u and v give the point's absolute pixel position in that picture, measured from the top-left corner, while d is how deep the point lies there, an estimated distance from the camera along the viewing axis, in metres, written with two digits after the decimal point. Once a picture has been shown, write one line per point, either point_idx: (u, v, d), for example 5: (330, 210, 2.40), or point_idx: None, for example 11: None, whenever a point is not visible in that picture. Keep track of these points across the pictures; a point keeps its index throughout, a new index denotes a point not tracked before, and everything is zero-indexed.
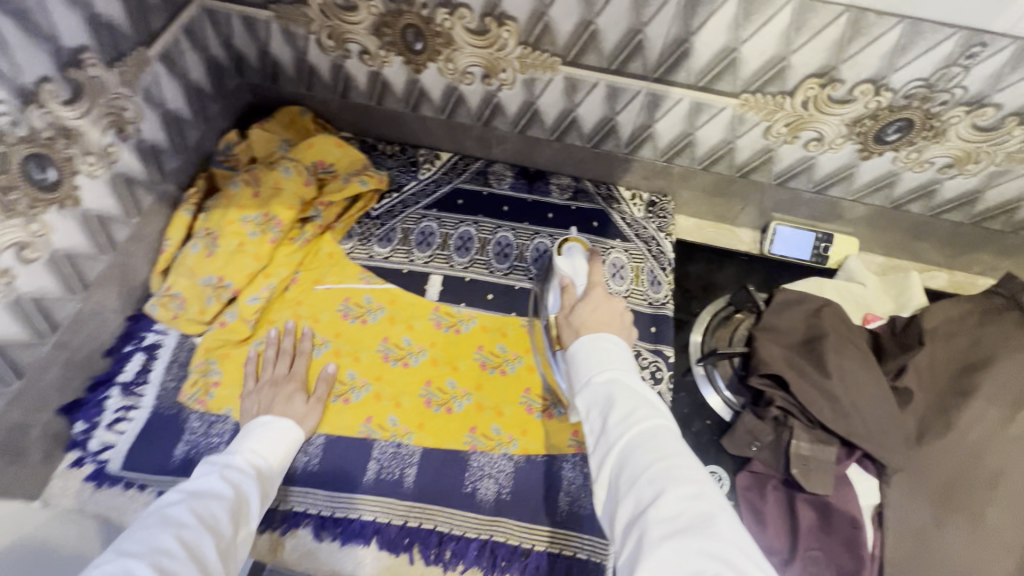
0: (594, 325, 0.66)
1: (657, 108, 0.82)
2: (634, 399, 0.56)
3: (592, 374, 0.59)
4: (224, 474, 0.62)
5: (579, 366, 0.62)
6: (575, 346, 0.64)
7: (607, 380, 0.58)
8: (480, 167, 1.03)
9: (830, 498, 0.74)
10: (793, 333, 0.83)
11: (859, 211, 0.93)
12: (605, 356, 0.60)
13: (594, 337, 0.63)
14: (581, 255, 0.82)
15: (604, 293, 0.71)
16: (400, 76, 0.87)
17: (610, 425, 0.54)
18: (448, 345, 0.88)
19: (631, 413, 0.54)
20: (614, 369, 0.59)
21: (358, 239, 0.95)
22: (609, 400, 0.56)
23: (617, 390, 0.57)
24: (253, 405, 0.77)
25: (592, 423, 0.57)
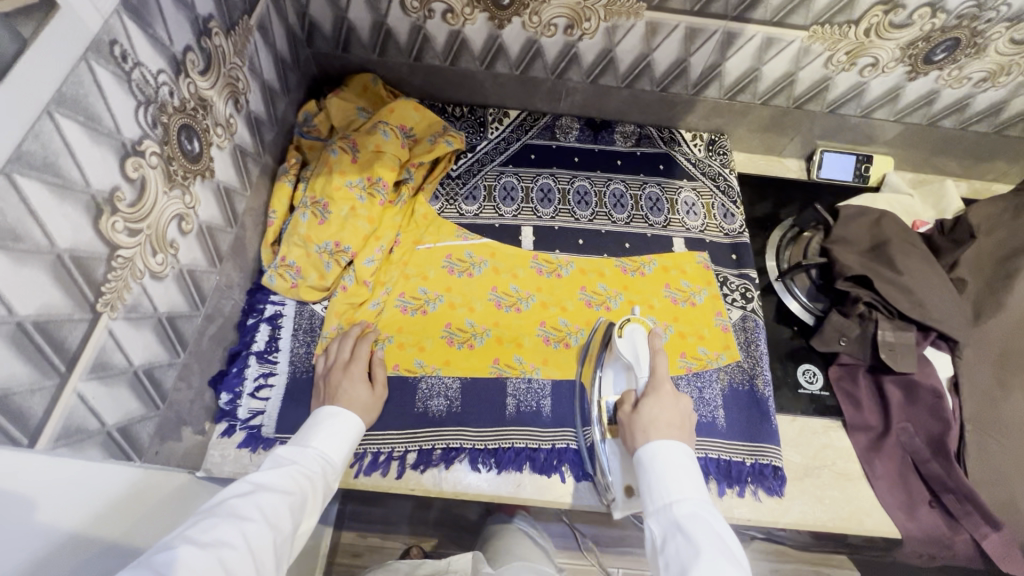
0: (660, 429, 0.66)
1: (730, 46, 0.89)
2: (720, 547, 0.54)
3: (671, 499, 0.60)
4: (296, 471, 0.63)
5: (654, 484, 0.62)
6: (644, 452, 0.65)
7: (687, 516, 0.58)
8: (547, 122, 1.07)
9: (914, 375, 0.83)
10: (861, 242, 0.93)
11: (895, 130, 1.04)
12: (688, 479, 0.61)
13: (668, 445, 0.64)
14: (644, 342, 0.74)
15: (675, 397, 0.69)
16: (482, 33, 0.90)
17: (694, 572, 0.52)
18: (554, 289, 0.93)
19: (719, 564, 0.52)
20: (695, 491, 0.61)
21: (446, 199, 0.98)
22: (692, 543, 0.55)
23: (695, 524, 0.57)
24: (320, 392, 0.76)
25: (666, 557, 0.56)
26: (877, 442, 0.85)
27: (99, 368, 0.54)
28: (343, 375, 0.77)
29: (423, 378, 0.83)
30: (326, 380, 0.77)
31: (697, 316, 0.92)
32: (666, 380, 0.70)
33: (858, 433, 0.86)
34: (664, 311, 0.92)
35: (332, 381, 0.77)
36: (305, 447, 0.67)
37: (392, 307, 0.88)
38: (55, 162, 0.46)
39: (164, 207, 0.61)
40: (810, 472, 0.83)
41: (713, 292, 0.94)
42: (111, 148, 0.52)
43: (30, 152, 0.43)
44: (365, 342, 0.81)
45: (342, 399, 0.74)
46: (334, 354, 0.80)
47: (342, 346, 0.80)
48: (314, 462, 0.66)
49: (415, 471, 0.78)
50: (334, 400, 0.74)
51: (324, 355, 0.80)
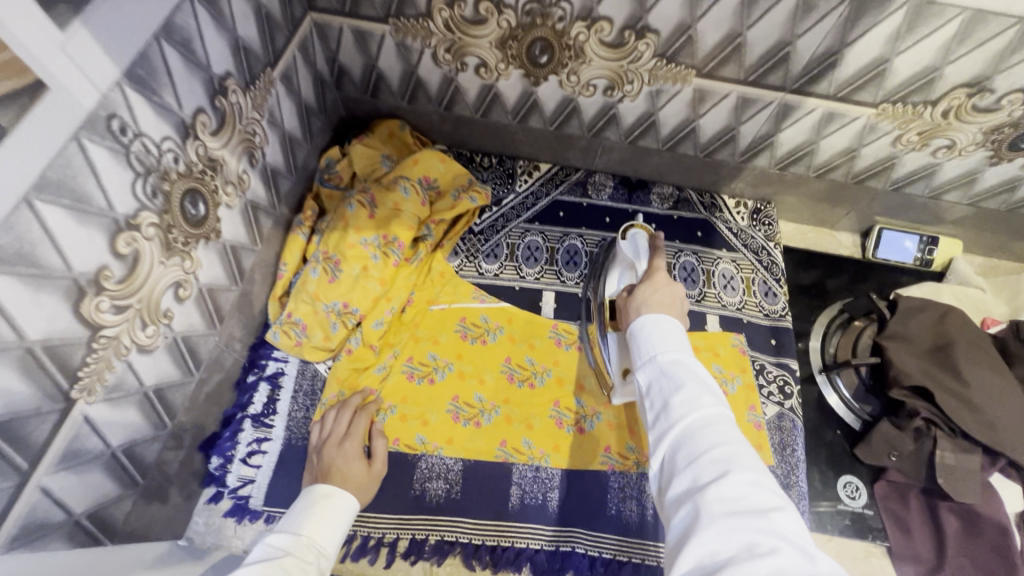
0: (655, 306, 0.65)
1: (785, 118, 0.81)
2: (698, 383, 0.52)
3: (658, 352, 0.58)
4: (285, 563, 0.55)
5: (641, 342, 0.60)
6: (637, 325, 0.63)
7: (672, 360, 0.56)
8: (579, 177, 1.01)
9: (976, 506, 0.74)
10: (921, 341, 0.83)
11: (968, 213, 0.94)
12: (672, 336, 0.59)
13: (658, 318, 0.62)
14: (645, 241, 0.78)
15: (668, 280, 0.69)
16: (515, 88, 0.85)
17: (672, 403, 0.51)
18: (572, 364, 0.86)
19: (696, 398, 0.51)
20: (683, 348, 0.58)
21: (465, 256, 0.93)
22: (675, 381, 0.53)
23: (681, 368, 0.54)
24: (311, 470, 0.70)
25: (649, 401, 0.55)
26: None
27: (69, 458, 0.50)
28: (336, 451, 0.71)
29: (423, 456, 0.78)
30: (318, 457, 0.71)
31: (727, 408, 0.83)
32: (661, 269, 0.71)
33: (906, 564, 0.76)
34: None
35: (321, 460, 0.71)
36: (299, 537, 0.59)
37: (398, 373, 0.83)
38: (31, 253, 0.42)
39: (160, 277, 0.57)
40: None
41: (747, 381, 0.85)
42: (100, 227, 0.48)
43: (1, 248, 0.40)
44: (362, 415, 0.76)
45: (336, 478, 0.68)
46: (329, 427, 0.74)
47: (337, 417, 0.75)
48: (306, 553, 0.58)
49: (405, 562, 0.72)
50: (326, 480, 0.68)
51: (318, 424, 0.75)
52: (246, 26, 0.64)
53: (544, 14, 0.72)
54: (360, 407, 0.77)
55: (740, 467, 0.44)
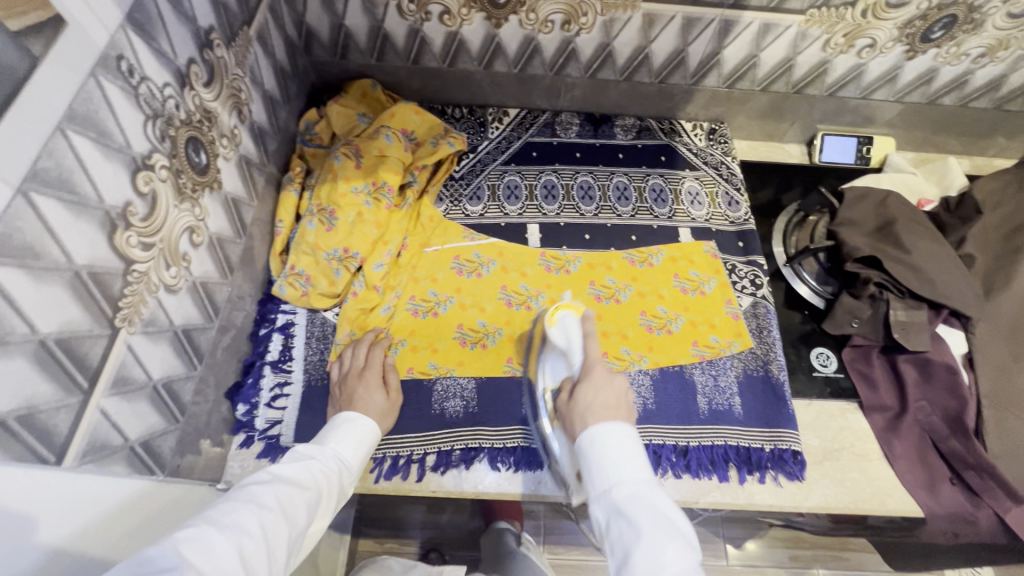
0: (595, 415, 0.63)
1: (727, 34, 0.89)
2: (658, 528, 0.53)
3: (611, 484, 0.58)
4: (312, 467, 0.62)
5: (595, 466, 0.60)
6: (586, 440, 0.62)
7: (630, 502, 0.56)
8: (547, 118, 1.08)
9: (929, 353, 0.84)
10: (867, 222, 0.93)
11: (895, 110, 1.04)
12: (625, 456, 0.59)
13: (608, 430, 0.61)
14: (576, 329, 0.75)
15: (606, 375, 0.68)
16: (479, 33, 0.90)
17: (634, 563, 0.51)
18: (562, 285, 0.93)
19: (662, 552, 0.51)
20: (638, 477, 0.58)
21: (450, 201, 0.99)
22: (635, 527, 0.54)
23: (638, 511, 0.55)
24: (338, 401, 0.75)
25: (613, 544, 0.55)
26: (896, 422, 0.85)
27: (119, 384, 0.54)
28: (358, 382, 0.77)
29: (438, 379, 0.84)
30: (342, 391, 0.77)
31: (706, 305, 0.92)
32: (597, 362, 0.69)
33: (875, 414, 0.86)
34: (674, 301, 0.92)
35: (345, 391, 0.76)
36: (324, 446, 0.66)
37: (403, 309, 0.88)
38: (70, 179, 0.46)
39: (176, 219, 0.61)
40: (830, 455, 0.84)
41: (721, 280, 0.94)
42: (122, 163, 0.52)
43: (45, 170, 0.43)
44: (377, 347, 0.81)
45: (359, 406, 0.74)
46: (348, 363, 0.80)
47: (353, 354, 0.80)
48: (332, 462, 0.65)
49: (435, 472, 0.78)
50: (351, 408, 0.74)
51: (337, 363, 0.80)
52: None
53: None
54: (373, 342, 0.83)
55: None
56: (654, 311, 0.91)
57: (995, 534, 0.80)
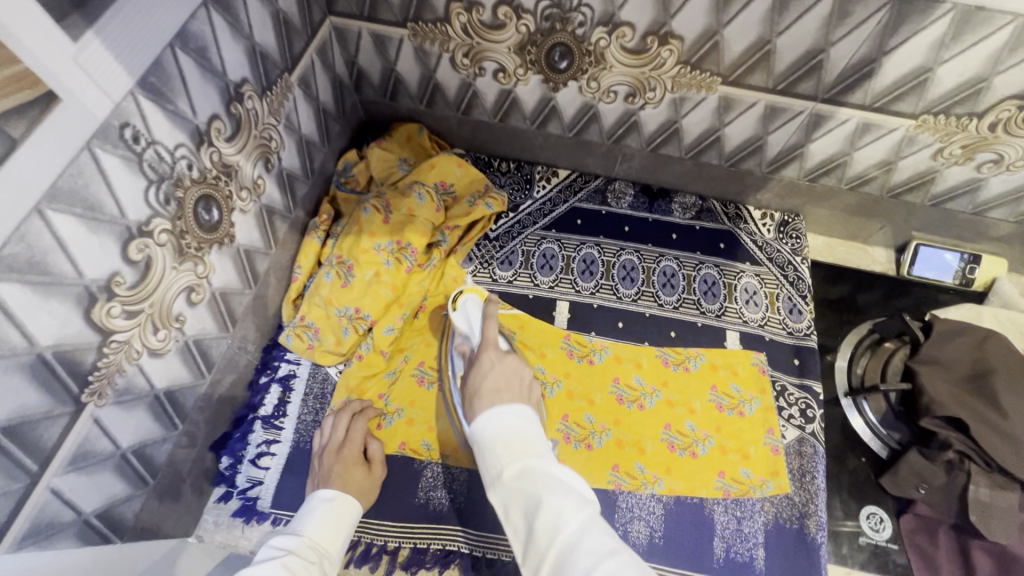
0: (490, 395, 0.61)
1: (816, 128, 0.77)
2: (552, 490, 0.49)
3: (501, 466, 0.53)
4: (286, 562, 0.54)
5: (485, 456, 0.55)
6: (477, 425, 0.57)
7: (518, 474, 0.51)
8: (598, 184, 0.99)
9: (1010, 546, 0.70)
10: (959, 366, 0.78)
11: (1016, 231, 0.88)
12: (512, 431, 0.55)
13: (497, 411, 0.57)
14: (475, 308, 0.76)
15: (499, 356, 0.67)
16: (534, 94, 0.83)
17: (537, 530, 0.47)
18: (583, 377, 0.85)
19: (561, 511, 0.47)
20: (531, 450, 0.53)
21: (479, 262, 0.93)
22: (534, 502, 0.49)
23: (532, 478, 0.50)
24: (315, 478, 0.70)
25: (517, 525, 0.50)
26: None
27: (79, 460, 0.51)
28: (335, 458, 0.71)
29: (428, 464, 0.77)
30: (320, 466, 0.71)
31: (743, 429, 0.81)
32: (492, 343, 0.69)
33: None
34: (705, 419, 0.82)
35: (324, 469, 0.70)
36: (299, 536, 0.59)
37: (407, 377, 0.82)
38: (42, 261, 0.43)
39: (172, 282, 0.58)
40: None
41: (766, 403, 0.82)
42: (112, 234, 0.49)
43: (12, 257, 0.40)
44: (361, 420, 0.75)
45: (336, 483, 0.68)
46: (328, 435, 0.74)
47: (334, 427, 0.74)
48: (309, 553, 0.58)
49: (406, 572, 0.72)
50: (326, 485, 0.67)
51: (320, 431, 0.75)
52: (263, 32, 0.64)
53: (563, 19, 0.70)
54: (363, 412, 0.77)
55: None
56: (680, 425, 0.81)
57: None
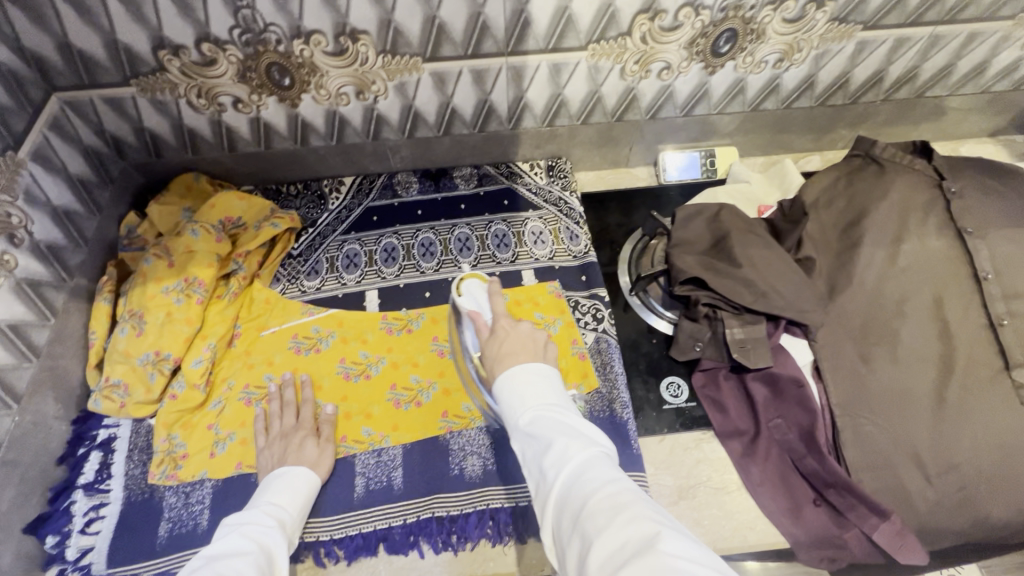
0: (509, 358, 0.60)
1: (521, 79, 0.89)
2: (566, 434, 0.50)
3: (521, 408, 0.54)
4: (244, 532, 0.63)
5: (505, 402, 0.56)
6: (499, 381, 0.58)
7: (539, 421, 0.52)
8: (384, 181, 1.07)
9: (773, 369, 0.81)
10: (702, 240, 0.92)
11: (727, 121, 1.04)
12: (529, 390, 0.55)
13: (518, 369, 0.57)
14: (482, 289, 0.74)
15: (513, 323, 0.65)
16: (279, 115, 0.91)
17: (544, 467, 0.48)
18: (403, 346, 0.90)
19: (566, 451, 0.48)
20: (555, 402, 0.54)
21: (286, 280, 0.98)
22: (543, 442, 0.50)
23: (544, 428, 0.51)
24: (268, 461, 0.78)
25: (533, 470, 0.50)
26: (753, 445, 0.81)
27: None
28: (286, 443, 0.79)
29: None
30: (274, 449, 0.79)
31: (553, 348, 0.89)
32: (504, 314, 0.67)
33: (731, 439, 0.83)
34: None
35: (277, 452, 0.79)
36: (250, 510, 0.68)
37: (234, 401, 0.86)
38: None
39: None
40: (685, 493, 0.80)
41: (567, 320, 0.91)
42: None
43: None
44: (305, 406, 0.84)
45: (292, 458, 0.78)
46: (277, 424, 0.82)
47: (283, 416, 0.83)
48: (267, 520, 0.67)
49: None
50: (284, 462, 0.77)
51: (265, 432, 0.82)
52: None
53: (262, 42, 0.79)
54: (295, 403, 0.84)
55: (630, 509, 0.41)
56: None
57: (870, 555, 0.74)
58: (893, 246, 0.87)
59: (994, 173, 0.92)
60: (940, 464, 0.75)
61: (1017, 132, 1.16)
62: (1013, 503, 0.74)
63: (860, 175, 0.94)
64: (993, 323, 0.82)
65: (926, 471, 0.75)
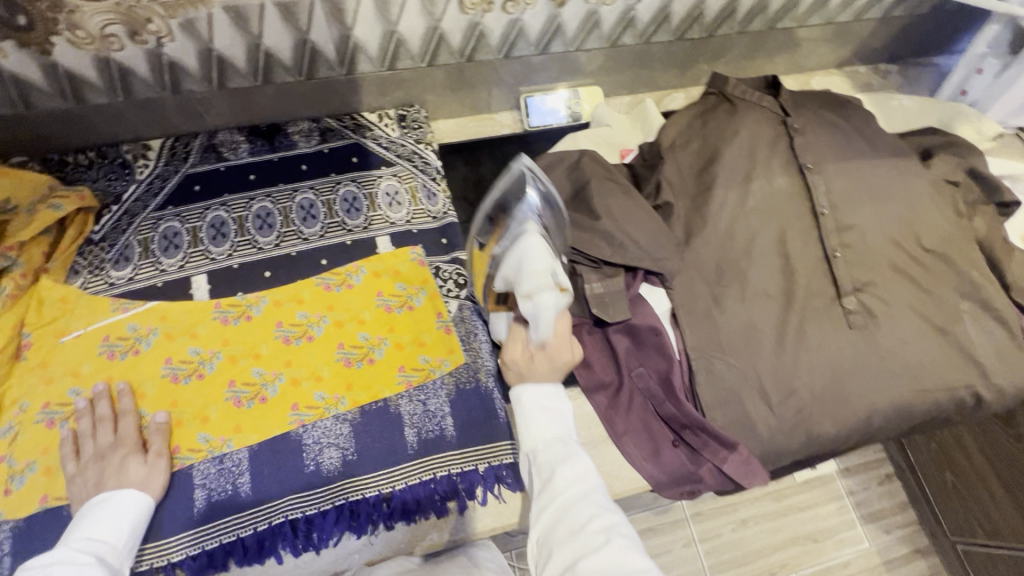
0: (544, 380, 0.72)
1: (342, 13, 0.76)
2: (567, 442, 0.67)
3: (539, 420, 0.69)
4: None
5: (524, 409, 0.71)
6: (523, 391, 0.72)
7: (544, 438, 0.67)
8: (203, 142, 0.90)
9: (632, 320, 0.82)
10: (563, 191, 0.87)
11: (588, 58, 0.98)
12: (551, 407, 0.70)
13: (548, 389, 0.72)
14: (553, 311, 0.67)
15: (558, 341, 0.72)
16: (29, 65, 0.71)
17: (556, 477, 0.63)
18: (243, 336, 0.80)
19: (570, 463, 0.64)
20: (556, 420, 0.69)
21: (88, 271, 0.81)
22: (560, 453, 0.65)
23: (554, 439, 0.67)
24: (81, 488, 0.67)
25: (540, 457, 0.66)
26: (616, 396, 0.82)
27: None
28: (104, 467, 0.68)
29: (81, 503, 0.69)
30: (91, 476, 0.68)
31: (415, 322, 0.83)
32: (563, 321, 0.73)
33: (597, 393, 0.82)
34: (375, 325, 0.82)
35: (92, 477, 0.68)
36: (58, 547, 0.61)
37: (31, 425, 0.71)
38: None
39: None
40: None
41: (431, 291, 0.85)
42: None
43: None
44: (127, 418, 0.72)
45: (110, 481, 0.67)
46: (93, 443, 0.70)
47: (97, 435, 0.71)
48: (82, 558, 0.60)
49: None
50: (101, 489, 0.67)
51: (75, 456, 0.70)
52: None
53: None
54: (113, 416, 0.72)
55: (615, 536, 0.57)
56: (352, 341, 0.81)
57: (722, 484, 0.79)
58: (744, 185, 0.88)
59: (833, 108, 0.95)
60: (780, 392, 0.81)
61: (861, 63, 1.20)
62: (839, 420, 0.81)
63: (714, 113, 0.93)
64: (828, 255, 0.87)
65: (769, 401, 0.80)
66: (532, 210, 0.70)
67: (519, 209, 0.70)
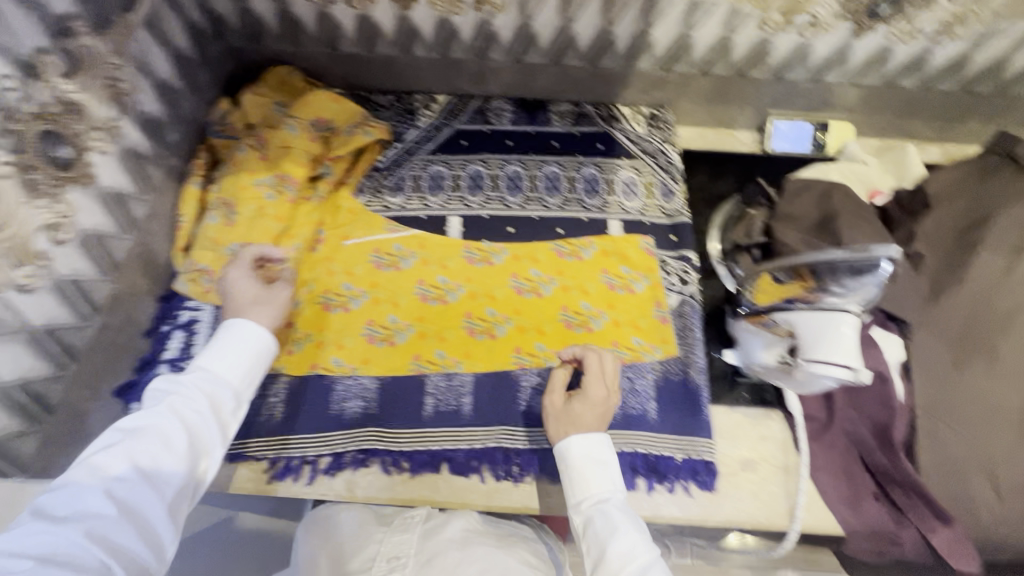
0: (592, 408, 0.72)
1: (653, 13, 0.84)
2: (623, 512, 0.64)
3: (583, 490, 0.67)
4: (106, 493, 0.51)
5: (570, 483, 0.69)
6: (567, 443, 0.70)
7: (595, 501, 0.66)
8: (477, 105, 1.02)
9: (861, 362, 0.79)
10: (808, 217, 0.86)
11: (852, 94, 0.98)
12: (595, 469, 0.68)
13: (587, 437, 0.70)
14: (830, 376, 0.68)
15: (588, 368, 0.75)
16: (389, 15, 0.87)
17: (611, 552, 0.61)
18: (484, 278, 0.89)
19: (633, 541, 0.61)
20: (605, 481, 0.68)
21: (371, 193, 0.95)
22: (609, 523, 0.63)
23: (608, 507, 0.65)
24: None
25: (586, 532, 0.64)
26: (819, 432, 0.81)
27: None
28: None
29: (340, 379, 0.81)
30: None
31: (633, 306, 0.88)
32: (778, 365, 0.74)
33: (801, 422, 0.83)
34: (598, 298, 0.88)
35: None
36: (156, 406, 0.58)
37: (313, 304, 0.85)
38: None
39: (24, 220, 0.59)
40: (747, 465, 0.81)
41: (654, 280, 0.89)
42: None
43: None
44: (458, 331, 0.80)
45: None
46: None
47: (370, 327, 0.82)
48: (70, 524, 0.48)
49: (327, 476, 0.77)
50: None
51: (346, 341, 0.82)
52: None
53: None
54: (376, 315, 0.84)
55: None
56: (576, 307, 0.87)
57: (924, 554, 0.75)
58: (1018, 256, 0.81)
59: None
60: (1015, 482, 0.73)
61: None
62: None
63: (995, 174, 0.87)
64: None
65: (998, 487, 0.74)
66: (857, 288, 0.69)
67: (853, 280, 0.70)
